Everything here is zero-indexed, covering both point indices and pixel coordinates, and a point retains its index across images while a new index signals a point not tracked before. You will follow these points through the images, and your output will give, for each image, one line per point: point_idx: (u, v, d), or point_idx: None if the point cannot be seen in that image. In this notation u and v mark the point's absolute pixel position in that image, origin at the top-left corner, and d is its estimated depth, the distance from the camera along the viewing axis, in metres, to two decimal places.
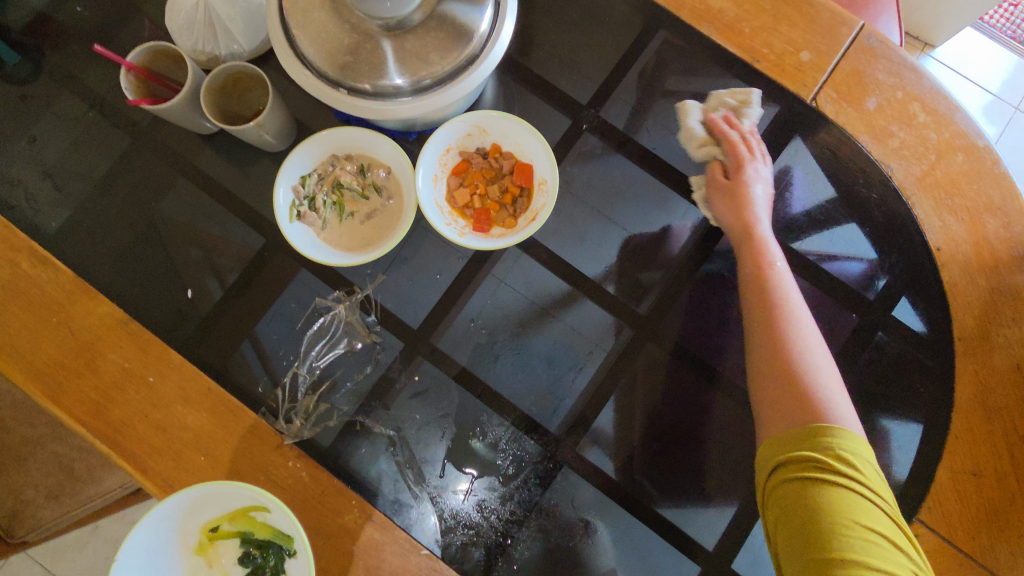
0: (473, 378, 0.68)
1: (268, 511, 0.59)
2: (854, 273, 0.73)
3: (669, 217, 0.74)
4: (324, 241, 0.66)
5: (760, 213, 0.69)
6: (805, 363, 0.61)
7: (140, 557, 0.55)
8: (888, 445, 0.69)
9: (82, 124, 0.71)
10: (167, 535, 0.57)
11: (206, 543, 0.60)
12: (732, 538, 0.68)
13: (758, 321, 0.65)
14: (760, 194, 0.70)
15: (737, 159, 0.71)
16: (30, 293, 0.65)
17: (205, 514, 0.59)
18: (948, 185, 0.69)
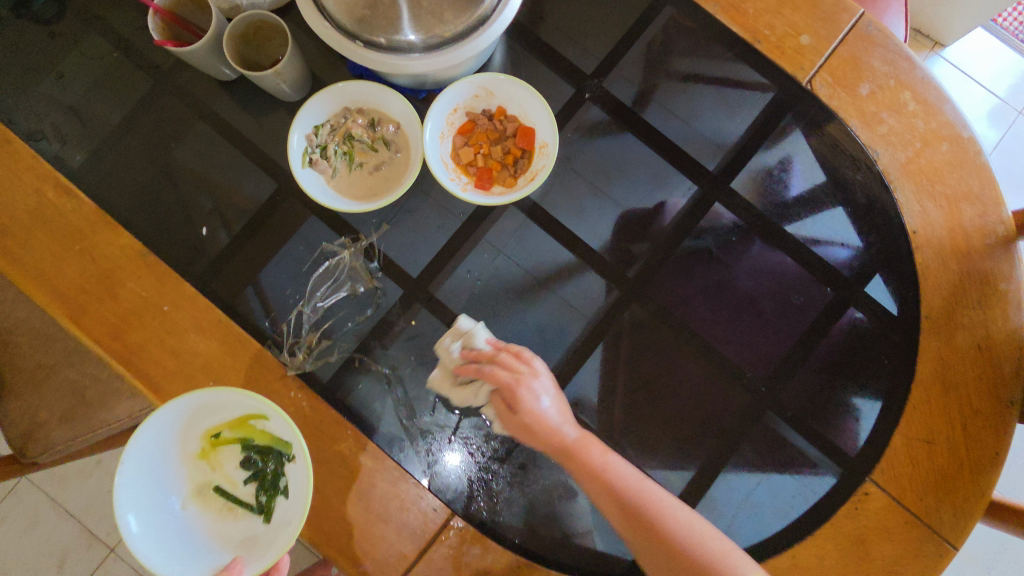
0: (466, 327, 0.73)
1: (266, 419, 0.67)
2: (837, 257, 0.75)
3: (664, 193, 0.77)
4: (334, 188, 0.70)
5: (555, 410, 0.67)
6: (683, 542, 0.61)
7: (148, 454, 0.62)
8: (855, 418, 0.73)
9: (107, 64, 0.74)
10: (173, 438, 0.64)
11: (208, 449, 0.68)
12: (698, 486, 0.72)
13: (630, 521, 0.63)
14: (550, 406, 0.67)
15: (510, 387, 0.67)
16: (55, 221, 0.69)
17: (209, 422, 0.67)
18: (931, 173, 0.72)
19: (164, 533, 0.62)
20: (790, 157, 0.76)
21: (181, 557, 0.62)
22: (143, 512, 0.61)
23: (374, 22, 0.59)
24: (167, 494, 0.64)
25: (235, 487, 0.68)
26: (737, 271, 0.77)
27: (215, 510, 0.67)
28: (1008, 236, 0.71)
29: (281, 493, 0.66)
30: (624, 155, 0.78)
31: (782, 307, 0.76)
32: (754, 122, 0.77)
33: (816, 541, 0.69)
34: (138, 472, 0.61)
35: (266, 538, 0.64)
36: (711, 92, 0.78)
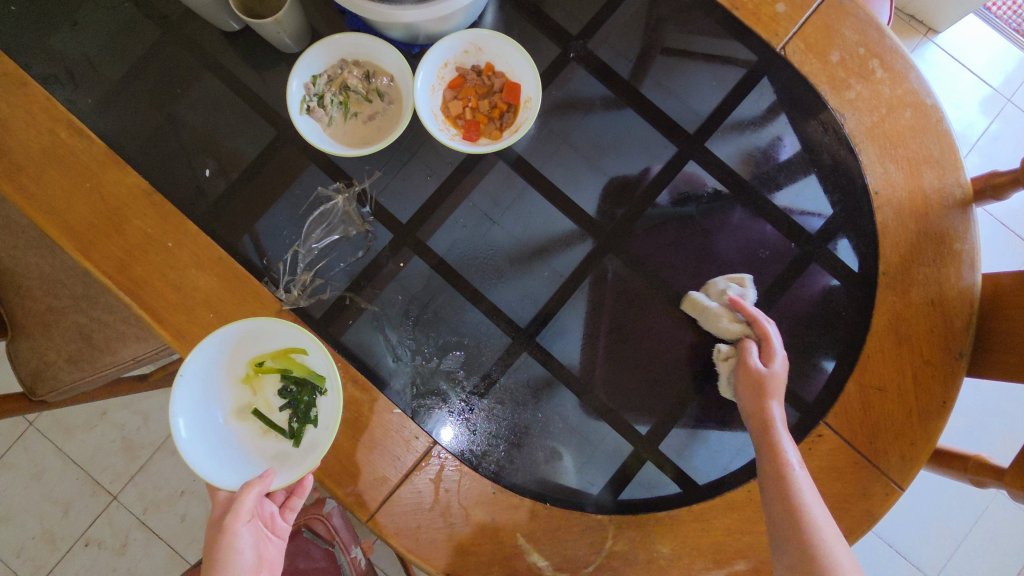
0: (451, 272, 0.77)
1: (306, 353, 0.72)
2: (809, 226, 0.78)
3: (648, 159, 0.80)
4: (329, 136, 0.74)
5: (777, 396, 0.71)
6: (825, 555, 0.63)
7: (202, 370, 0.70)
8: (817, 376, 0.76)
9: (117, 12, 0.78)
10: (223, 358, 0.71)
11: (251, 374, 0.74)
12: (664, 427, 0.76)
13: (774, 493, 0.67)
14: (779, 382, 0.71)
15: (768, 350, 0.73)
16: (68, 161, 0.74)
17: (256, 349, 0.73)
18: (894, 137, 0.76)
19: (207, 442, 0.70)
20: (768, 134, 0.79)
21: (220, 465, 0.69)
22: (192, 420, 0.69)
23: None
24: (214, 408, 0.71)
25: (271, 412, 0.74)
26: (706, 231, 0.80)
27: (253, 430, 0.73)
28: (965, 198, 0.75)
29: (311, 423, 0.72)
30: (607, 114, 0.80)
31: (749, 260, 0.79)
32: (734, 83, 0.80)
33: None
34: (191, 383, 0.69)
35: (295, 459, 0.70)
36: (700, 64, 0.80)
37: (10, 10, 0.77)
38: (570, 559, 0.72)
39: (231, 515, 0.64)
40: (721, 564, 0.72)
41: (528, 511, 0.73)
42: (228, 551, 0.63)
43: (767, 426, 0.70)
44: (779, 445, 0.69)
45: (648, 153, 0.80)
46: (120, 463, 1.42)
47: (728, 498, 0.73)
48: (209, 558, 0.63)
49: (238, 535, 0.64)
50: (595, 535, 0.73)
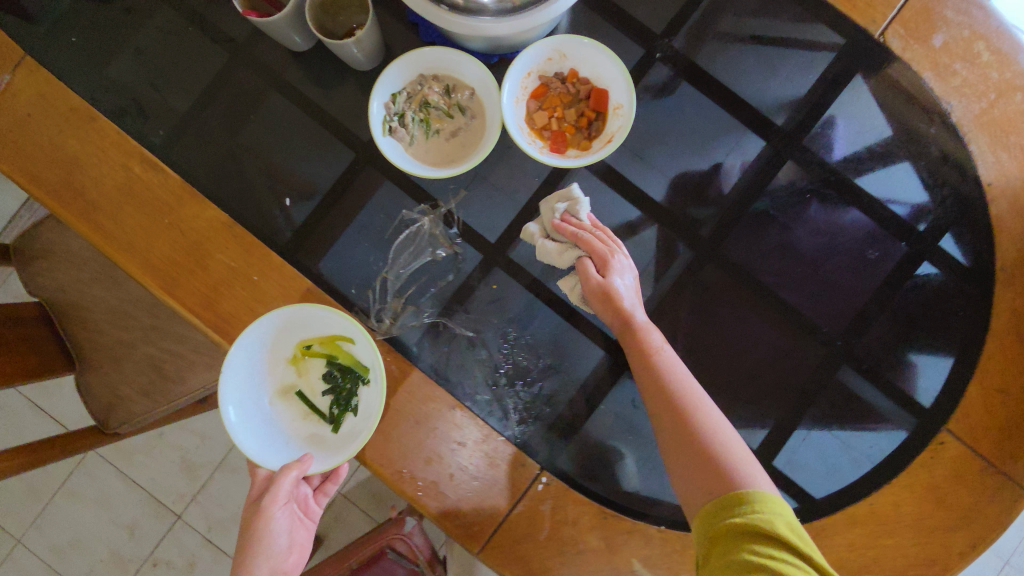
0: (545, 290, 0.75)
1: (354, 344, 0.71)
2: (902, 213, 0.75)
3: (717, 154, 0.77)
4: (412, 156, 0.71)
5: (630, 296, 0.69)
6: (705, 434, 0.62)
7: (252, 352, 0.69)
8: (915, 375, 0.74)
9: (182, 37, 0.75)
10: (273, 340, 0.71)
11: (298, 356, 0.74)
12: (777, 440, 0.74)
13: (658, 398, 0.65)
14: (623, 286, 0.69)
15: (606, 254, 0.70)
16: (145, 197, 0.71)
17: (306, 332, 0.72)
18: (1005, 123, 0.70)
19: (253, 419, 0.70)
20: (869, 132, 0.76)
21: (264, 443, 0.70)
22: (240, 396, 0.69)
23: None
24: (261, 386, 0.71)
25: (315, 396, 0.74)
26: (796, 236, 0.76)
27: (296, 410, 0.74)
28: None
29: (352, 411, 0.72)
30: (695, 115, 0.77)
31: (858, 263, 0.76)
32: (828, 77, 0.76)
33: (892, 488, 0.70)
34: (243, 363, 0.68)
35: (334, 447, 0.70)
36: (789, 52, 0.77)
37: (71, 42, 0.74)
38: None
39: (269, 498, 0.65)
40: None
41: (641, 534, 0.70)
42: (264, 531, 0.66)
43: (630, 327, 0.67)
44: (648, 345, 0.66)
45: (739, 154, 0.76)
46: (182, 485, 1.42)
47: (848, 512, 0.70)
48: (248, 536, 0.66)
49: (273, 518, 0.66)
50: None
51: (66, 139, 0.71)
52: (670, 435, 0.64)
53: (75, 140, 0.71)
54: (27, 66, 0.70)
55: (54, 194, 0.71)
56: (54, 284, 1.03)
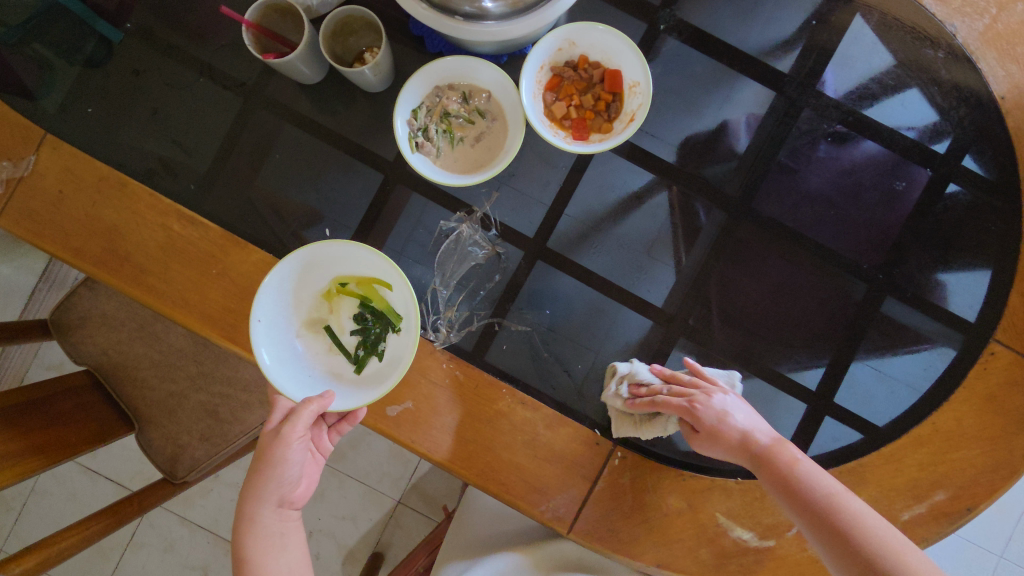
0: (590, 274, 0.77)
1: (391, 289, 0.72)
2: (912, 134, 0.77)
3: (726, 112, 0.78)
4: (442, 168, 0.72)
5: (744, 427, 0.67)
6: (877, 552, 0.60)
7: (287, 280, 0.69)
8: (947, 293, 0.76)
9: (194, 89, 0.76)
10: (309, 270, 0.71)
11: (331, 291, 0.74)
12: (833, 377, 0.77)
13: (813, 523, 0.62)
14: (733, 424, 0.67)
15: (692, 413, 0.68)
16: (187, 251, 0.72)
17: (344, 269, 0.73)
18: (1010, 36, 0.72)
19: (282, 348, 0.70)
20: (879, 65, 0.77)
21: (286, 370, 0.69)
22: (270, 318, 0.69)
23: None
24: (292, 313, 0.72)
25: (343, 334, 0.75)
26: (811, 178, 0.78)
27: (322, 345, 0.74)
28: None
29: (377, 355, 0.73)
30: (705, 80, 0.79)
31: (886, 196, 0.78)
32: (831, 18, 0.77)
33: (952, 404, 0.73)
34: (277, 285, 0.69)
35: (355, 388, 0.70)
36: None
37: (88, 112, 0.75)
38: (773, 527, 0.72)
39: (288, 429, 0.65)
40: (923, 498, 0.72)
41: (720, 489, 0.73)
42: (279, 461, 0.66)
43: (761, 454, 0.66)
44: (785, 466, 0.65)
45: (755, 111, 0.78)
46: None
47: (914, 435, 0.73)
48: (265, 459, 0.66)
49: (290, 449, 0.66)
50: None
51: (101, 209, 0.72)
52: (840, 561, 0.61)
53: (111, 208, 0.72)
54: (48, 143, 0.71)
55: (100, 264, 0.72)
56: (96, 350, 1.04)
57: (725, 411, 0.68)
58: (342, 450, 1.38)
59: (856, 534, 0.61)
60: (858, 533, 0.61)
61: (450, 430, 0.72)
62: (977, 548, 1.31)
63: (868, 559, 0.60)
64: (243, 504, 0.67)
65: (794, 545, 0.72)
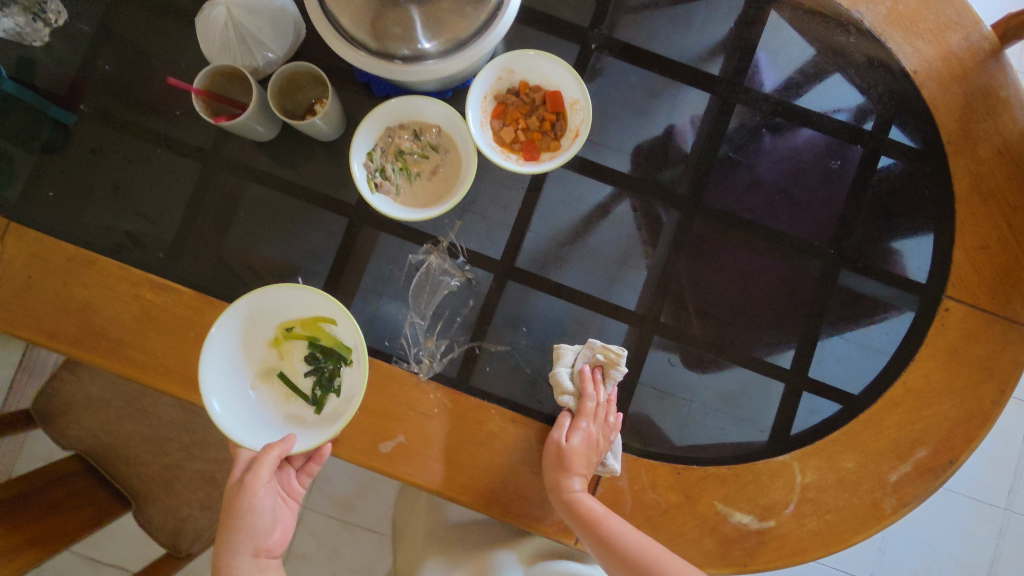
0: (561, 287, 0.79)
1: (336, 325, 0.74)
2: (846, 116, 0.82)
3: (670, 117, 0.82)
4: (403, 204, 0.75)
5: (580, 470, 0.71)
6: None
7: (231, 334, 0.71)
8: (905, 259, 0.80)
9: (152, 161, 0.77)
10: (253, 321, 0.72)
11: (280, 339, 0.76)
12: (806, 354, 0.80)
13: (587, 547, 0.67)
14: (579, 455, 0.71)
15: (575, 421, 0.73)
16: (164, 318, 0.73)
17: (288, 314, 0.74)
18: (911, 15, 0.79)
19: (237, 404, 0.71)
20: (795, 52, 0.82)
21: (243, 423, 0.71)
22: (221, 373, 0.70)
23: (386, 25, 0.63)
24: (244, 366, 0.73)
25: (297, 378, 0.76)
26: (759, 170, 0.82)
27: (278, 394, 0.75)
28: (992, 47, 0.79)
29: (334, 392, 0.75)
30: (642, 89, 0.83)
31: (826, 175, 0.82)
32: (748, 20, 0.82)
33: (918, 362, 0.77)
34: (223, 341, 0.70)
35: (315, 426, 0.71)
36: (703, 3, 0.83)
37: (49, 196, 0.76)
38: (771, 507, 0.74)
39: (251, 477, 0.67)
40: (906, 458, 0.75)
41: (715, 479, 0.74)
42: (248, 509, 0.68)
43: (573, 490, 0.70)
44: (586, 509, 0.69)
45: (692, 111, 0.82)
46: None
47: (888, 397, 0.76)
48: (234, 512, 0.68)
49: (257, 496, 0.67)
50: (784, 476, 0.75)
51: (73, 289, 0.73)
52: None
53: (83, 287, 0.73)
54: (14, 232, 0.73)
55: (77, 344, 0.72)
56: (83, 434, 1.02)
57: (588, 451, 0.72)
58: (348, 501, 1.36)
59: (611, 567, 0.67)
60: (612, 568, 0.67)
61: (445, 457, 0.73)
62: (981, 503, 1.34)
63: None
64: (218, 561, 0.68)
65: (792, 523, 0.74)
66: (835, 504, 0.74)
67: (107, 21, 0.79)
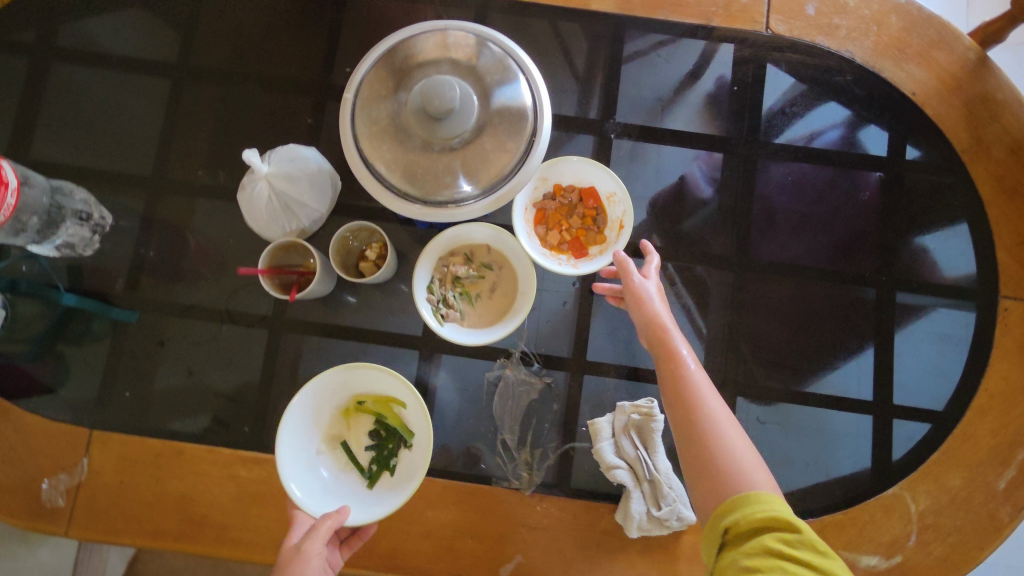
0: (637, 370, 0.80)
1: (404, 408, 0.71)
2: (839, 137, 0.86)
3: (680, 169, 0.86)
4: (471, 327, 0.76)
5: (660, 305, 0.69)
6: (713, 431, 0.61)
7: (310, 400, 0.70)
8: (950, 267, 0.82)
9: (217, 337, 0.78)
10: (331, 391, 0.72)
11: (351, 409, 0.75)
12: (883, 381, 0.82)
13: (671, 392, 0.64)
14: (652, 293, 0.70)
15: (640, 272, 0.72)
16: (260, 492, 0.73)
17: (363, 387, 0.73)
18: (896, 43, 0.83)
19: (304, 468, 0.69)
20: (794, 98, 0.86)
21: (304, 482, 0.68)
22: (294, 433, 0.69)
23: (436, 176, 0.65)
24: (314, 433, 0.72)
25: (359, 450, 0.74)
26: (793, 214, 0.85)
27: (339, 462, 0.73)
28: (980, 56, 0.82)
29: (389, 471, 0.72)
30: (665, 163, 0.86)
31: (855, 206, 0.85)
32: (747, 80, 0.87)
33: (993, 366, 0.79)
34: (302, 406, 0.70)
35: (368, 501, 0.68)
36: (683, 66, 0.88)
37: (126, 395, 0.77)
38: (894, 542, 0.75)
39: (307, 544, 0.61)
40: (1009, 463, 0.76)
41: (832, 526, 0.76)
42: None
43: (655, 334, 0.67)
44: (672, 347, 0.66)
45: (692, 159, 0.86)
46: None
47: (974, 407, 0.78)
48: None
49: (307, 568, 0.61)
50: (898, 508, 0.76)
51: (167, 482, 0.73)
52: (685, 441, 0.62)
53: (176, 479, 0.73)
54: (99, 440, 0.73)
55: (181, 538, 0.72)
56: None
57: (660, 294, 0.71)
58: None
59: (701, 420, 0.62)
60: (702, 419, 0.62)
61: (568, 567, 0.73)
62: None
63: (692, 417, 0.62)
64: None
65: (919, 553, 0.74)
66: (955, 525, 0.75)
67: (150, 213, 0.81)
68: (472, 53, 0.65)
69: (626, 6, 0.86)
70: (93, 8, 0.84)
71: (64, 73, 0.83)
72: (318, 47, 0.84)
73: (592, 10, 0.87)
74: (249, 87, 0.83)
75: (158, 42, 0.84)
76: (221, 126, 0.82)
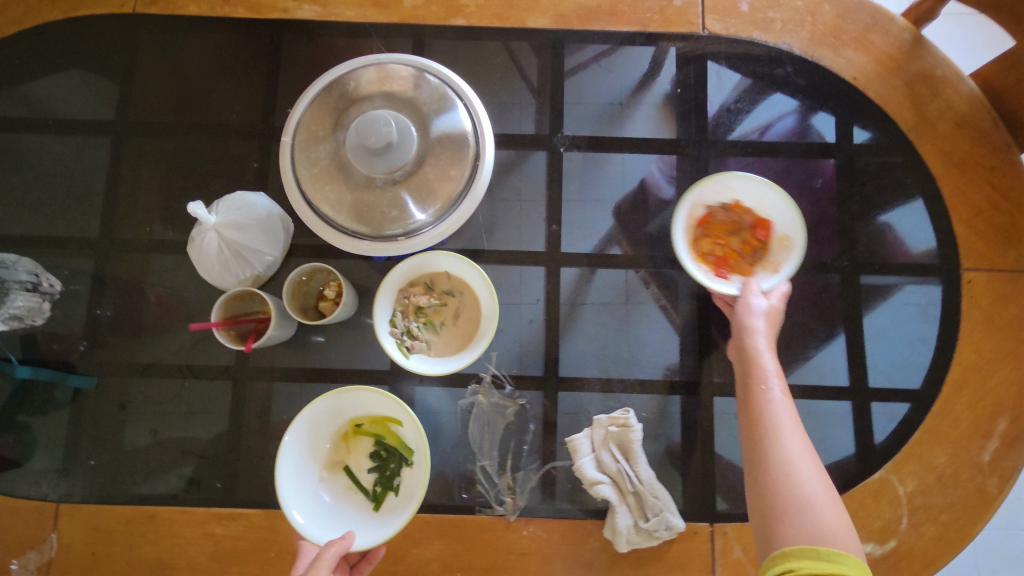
0: (611, 381, 0.79)
1: (401, 425, 0.70)
2: (791, 125, 0.86)
3: (637, 173, 0.86)
4: (438, 356, 0.75)
5: (763, 328, 0.71)
6: (782, 457, 0.61)
7: (306, 428, 0.69)
8: (912, 245, 0.83)
9: (182, 393, 0.77)
10: (326, 417, 0.70)
11: (350, 433, 0.73)
12: (859, 365, 0.82)
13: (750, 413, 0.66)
14: (760, 315, 0.71)
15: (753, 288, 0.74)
16: (238, 548, 0.71)
17: (359, 411, 0.71)
18: (831, 31, 0.85)
19: (305, 498, 0.68)
20: (738, 92, 0.87)
21: (308, 512, 0.67)
22: (292, 463, 0.67)
23: (382, 211, 0.64)
24: (313, 462, 0.70)
25: (361, 473, 0.72)
26: None
27: (341, 488, 0.71)
28: (914, 35, 0.84)
29: (393, 491, 0.70)
30: (619, 170, 0.86)
31: (809, 194, 0.86)
32: (691, 80, 0.87)
33: (964, 339, 0.78)
34: (297, 435, 0.68)
35: (374, 525, 0.66)
36: (625, 73, 0.88)
37: (91, 463, 0.75)
38: (886, 526, 0.74)
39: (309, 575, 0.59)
40: (990, 434, 0.75)
41: None
42: None
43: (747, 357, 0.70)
44: (762, 375, 0.68)
45: (649, 162, 0.86)
46: None
47: (949, 382, 0.78)
48: None
49: None
50: (887, 492, 0.75)
51: (142, 548, 0.71)
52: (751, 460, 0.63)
53: (151, 544, 0.71)
54: (66, 513, 0.71)
55: None
56: None
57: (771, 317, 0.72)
58: None
59: (770, 443, 0.62)
60: (771, 443, 0.62)
61: None
62: None
63: (762, 439, 0.63)
64: None
65: (912, 536, 0.73)
66: (946, 503, 0.74)
67: (101, 274, 0.79)
68: (408, 86, 0.66)
69: (563, 19, 0.86)
70: (29, 75, 0.83)
71: (6, 142, 0.82)
72: (258, 90, 0.83)
73: (530, 26, 0.86)
74: (193, 137, 0.82)
75: (98, 101, 0.83)
76: (168, 179, 0.81)
